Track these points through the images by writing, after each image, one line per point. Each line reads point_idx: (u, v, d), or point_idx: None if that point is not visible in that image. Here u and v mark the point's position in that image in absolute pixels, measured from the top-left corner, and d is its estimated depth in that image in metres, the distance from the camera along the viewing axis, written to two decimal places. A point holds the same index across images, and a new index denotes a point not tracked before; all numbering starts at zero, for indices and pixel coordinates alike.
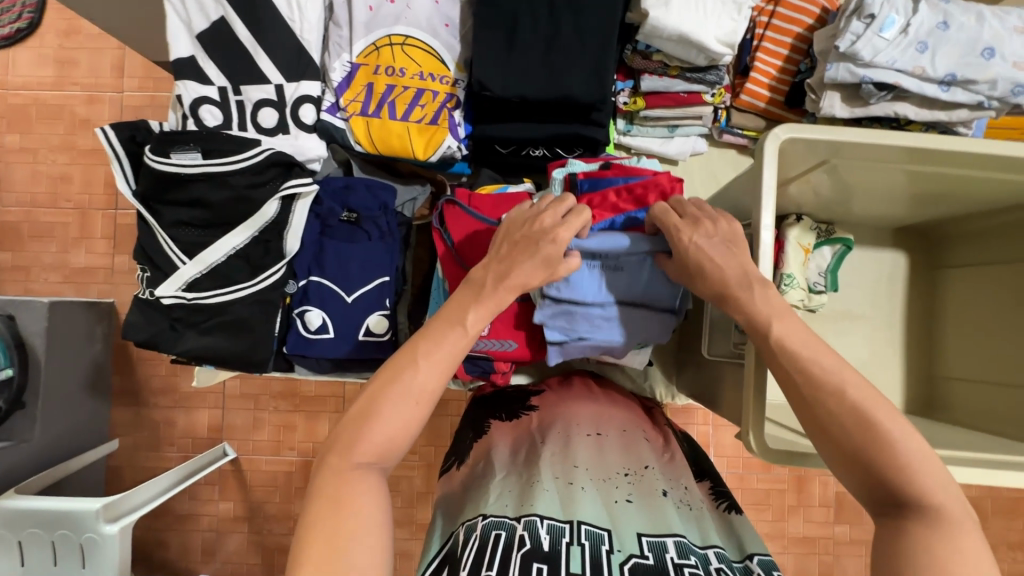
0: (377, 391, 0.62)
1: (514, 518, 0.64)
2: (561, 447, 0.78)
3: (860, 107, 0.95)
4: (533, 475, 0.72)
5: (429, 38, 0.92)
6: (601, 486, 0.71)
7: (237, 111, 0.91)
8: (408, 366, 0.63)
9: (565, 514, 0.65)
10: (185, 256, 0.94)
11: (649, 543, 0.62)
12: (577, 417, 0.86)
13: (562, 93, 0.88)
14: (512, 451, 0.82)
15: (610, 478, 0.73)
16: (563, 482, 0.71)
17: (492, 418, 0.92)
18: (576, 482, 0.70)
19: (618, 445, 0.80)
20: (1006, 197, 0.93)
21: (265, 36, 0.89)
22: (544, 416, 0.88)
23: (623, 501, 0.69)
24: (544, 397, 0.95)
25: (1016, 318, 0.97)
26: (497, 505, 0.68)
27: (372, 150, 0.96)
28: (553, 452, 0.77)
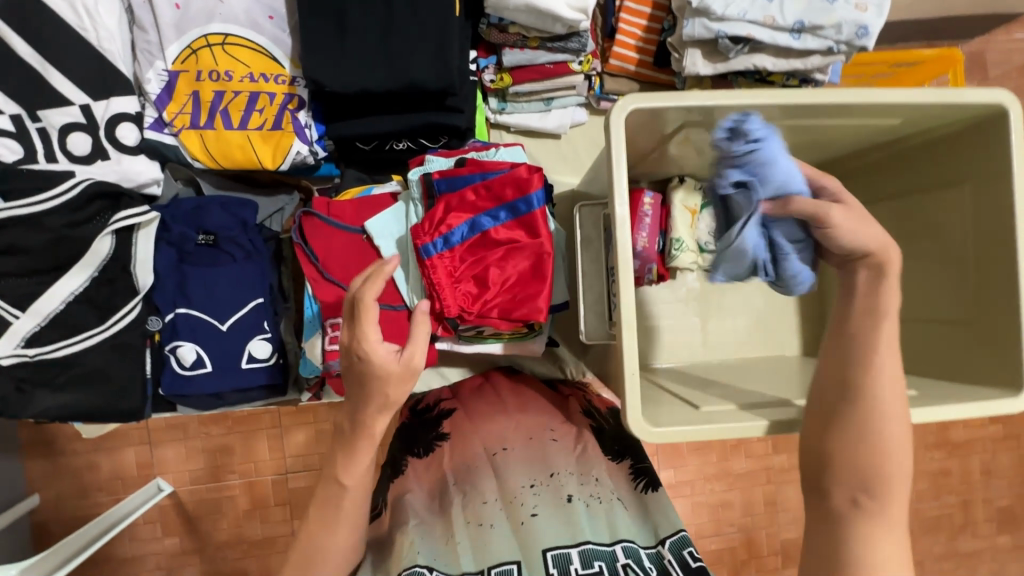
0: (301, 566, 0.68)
1: (427, 568, 0.63)
2: (470, 478, 0.76)
3: (721, 62, 0.93)
4: (445, 525, 0.70)
5: (253, 35, 0.83)
6: (509, 510, 0.71)
7: (41, 141, 0.80)
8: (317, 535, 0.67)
9: (478, 563, 0.65)
10: (16, 309, 0.83)
11: (554, 558, 0.63)
12: (487, 435, 0.83)
13: (406, 81, 0.81)
14: (428, 495, 0.77)
15: (517, 496, 0.71)
16: (474, 526, 0.69)
17: (408, 457, 0.86)
18: (486, 521, 0.69)
19: (525, 455, 0.78)
20: (870, 137, 0.93)
21: (55, 50, 0.77)
22: (456, 446, 0.83)
23: (529, 519, 0.68)
24: (455, 421, 0.90)
25: (887, 254, 1.00)
26: (412, 552, 0.66)
27: (213, 165, 0.87)
28: (462, 489, 0.75)
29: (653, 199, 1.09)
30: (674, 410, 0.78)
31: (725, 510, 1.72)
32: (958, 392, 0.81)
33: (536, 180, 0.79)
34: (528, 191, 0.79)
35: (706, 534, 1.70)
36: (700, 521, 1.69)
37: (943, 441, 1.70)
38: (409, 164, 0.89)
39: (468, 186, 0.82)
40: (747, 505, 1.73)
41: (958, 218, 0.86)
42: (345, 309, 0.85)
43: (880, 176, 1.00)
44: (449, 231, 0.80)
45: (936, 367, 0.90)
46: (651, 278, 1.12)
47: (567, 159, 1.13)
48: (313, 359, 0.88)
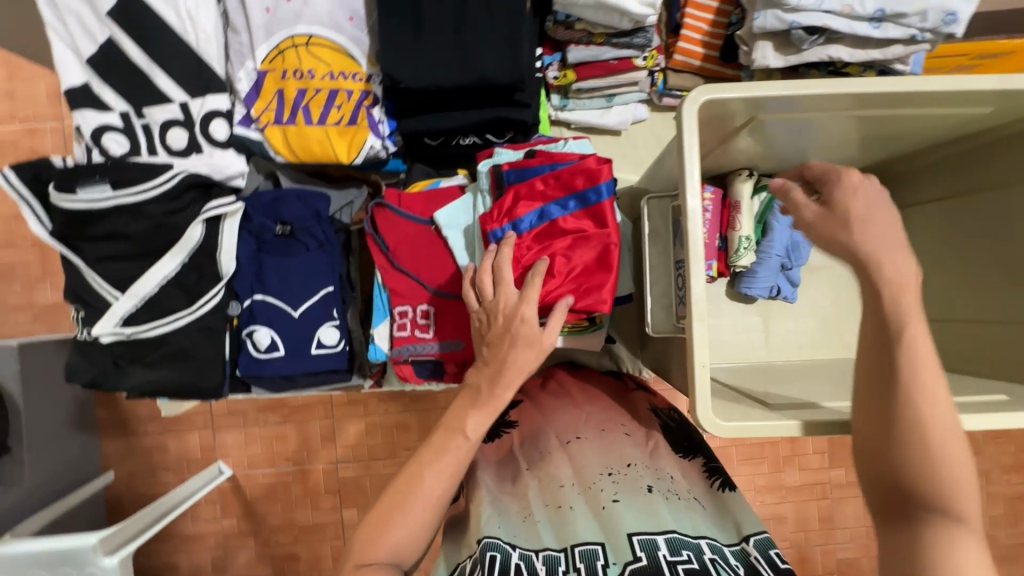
0: (392, 502, 0.67)
1: (510, 544, 0.63)
2: (546, 465, 0.75)
3: (793, 54, 0.91)
4: (521, 507, 0.70)
5: (334, 35, 0.87)
6: (587, 496, 0.69)
7: (144, 136, 0.87)
8: (412, 478, 0.68)
9: (560, 539, 0.64)
10: (116, 290, 0.91)
11: (641, 542, 0.60)
12: (557, 424, 0.83)
13: (477, 77, 0.84)
14: (497, 476, 0.77)
15: (594, 484, 0.70)
16: (553, 507, 0.68)
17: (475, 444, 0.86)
18: (565, 503, 0.68)
19: (599, 444, 0.77)
20: (950, 129, 0.90)
21: (159, 53, 0.84)
22: (526, 433, 0.84)
23: (611, 504, 0.66)
24: (522, 408, 0.90)
25: (974, 251, 0.95)
26: (490, 522, 0.67)
27: (293, 158, 0.92)
28: (535, 475, 0.75)
29: (713, 193, 1.04)
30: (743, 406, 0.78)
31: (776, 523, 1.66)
32: None
33: (605, 171, 0.80)
34: (597, 181, 0.80)
35: None
36: None
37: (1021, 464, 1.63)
38: (481, 156, 0.91)
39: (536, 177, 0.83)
40: (801, 520, 1.66)
41: None
42: (413, 297, 0.89)
43: (964, 169, 0.95)
44: (517, 218, 0.81)
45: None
46: (711, 274, 1.07)
47: (626, 156, 1.13)
48: (381, 345, 0.92)
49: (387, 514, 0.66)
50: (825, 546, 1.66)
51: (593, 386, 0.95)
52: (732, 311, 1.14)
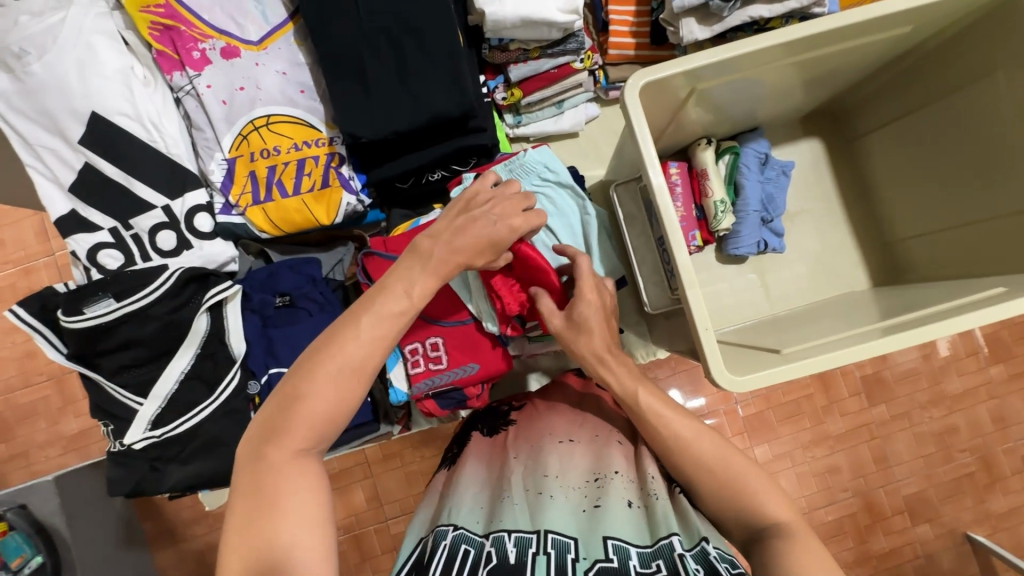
0: (317, 357, 0.64)
1: (483, 535, 0.66)
2: (536, 456, 0.78)
3: (717, 23, 0.96)
4: (504, 491, 0.73)
5: (290, 110, 0.92)
6: (569, 492, 0.71)
7: (136, 245, 0.91)
8: (343, 343, 0.64)
9: (534, 525, 0.66)
10: (139, 396, 0.94)
11: (616, 547, 0.62)
12: (552, 425, 0.83)
13: (432, 115, 0.89)
14: (486, 467, 0.81)
15: (580, 486, 0.73)
16: (533, 494, 0.71)
17: (473, 432, 0.90)
18: (544, 491, 0.70)
19: (591, 449, 0.79)
20: (882, 54, 0.94)
21: (133, 165, 0.89)
22: (521, 430, 0.85)
23: (592, 508, 0.69)
24: (525, 410, 0.92)
25: (935, 159, 0.98)
26: (468, 517, 0.69)
27: (277, 232, 0.96)
28: (523, 463, 0.77)
29: (678, 167, 1.08)
30: (758, 357, 0.81)
31: (833, 475, 1.64)
32: None
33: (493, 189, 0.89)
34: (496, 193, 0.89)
35: None
36: (811, 493, 1.62)
37: None
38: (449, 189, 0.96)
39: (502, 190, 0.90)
40: (857, 467, 1.64)
41: (999, 107, 0.85)
42: (419, 333, 0.92)
43: (908, 85, 0.99)
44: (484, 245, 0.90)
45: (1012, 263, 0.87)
46: (697, 244, 1.10)
47: (589, 154, 1.18)
48: (400, 387, 0.94)
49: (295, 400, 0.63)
50: (887, 487, 1.64)
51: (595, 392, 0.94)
52: (728, 276, 1.16)
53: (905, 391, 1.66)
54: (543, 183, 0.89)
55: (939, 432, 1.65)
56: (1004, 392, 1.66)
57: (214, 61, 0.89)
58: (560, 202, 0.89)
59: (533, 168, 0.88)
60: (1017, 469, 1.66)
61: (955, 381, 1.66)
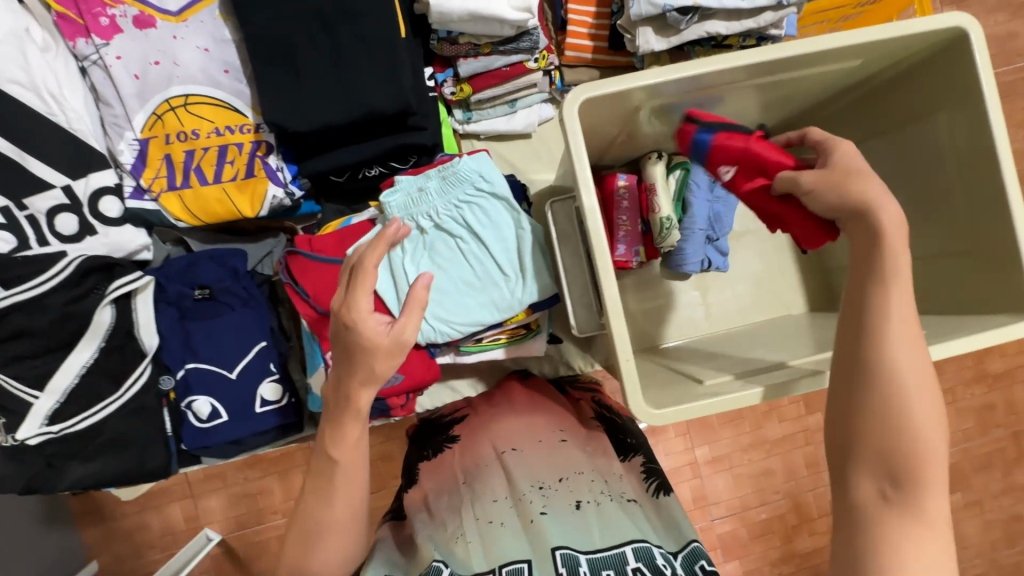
0: (316, 488, 0.67)
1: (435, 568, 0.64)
2: (481, 477, 0.79)
3: (674, 35, 0.93)
4: (456, 527, 0.72)
5: (212, 91, 0.85)
6: (518, 508, 0.72)
7: (32, 228, 0.83)
8: (327, 482, 0.67)
9: (487, 560, 0.65)
10: (35, 389, 0.86)
11: (565, 555, 0.62)
12: (499, 437, 0.86)
13: (365, 110, 0.83)
14: (438, 494, 0.81)
15: (526, 496, 0.73)
16: (484, 522, 0.71)
17: (420, 459, 0.91)
18: (495, 519, 0.71)
19: (535, 453, 0.80)
20: (835, 81, 0.92)
21: (28, 139, 0.80)
22: (467, 448, 0.87)
23: (539, 516, 0.69)
24: (468, 424, 0.94)
25: (878, 192, 0.98)
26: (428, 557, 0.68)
27: (195, 221, 0.89)
28: (472, 490, 0.78)
29: (626, 180, 1.06)
30: (679, 386, 0.80)
31: None
32: (968, 324, 0.80)
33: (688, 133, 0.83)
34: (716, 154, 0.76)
35: (751, 505, 1.58)
36: None
37: (981, 375, 1.75)
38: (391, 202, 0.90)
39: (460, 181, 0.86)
40: None
41: (940, 148, 0.85)
42: None
43: (858, 113, 0.98)
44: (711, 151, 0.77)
45: (941, 302, 0.88)
46: (640, 259, 1.09)
47: (542, 156, 1.14)
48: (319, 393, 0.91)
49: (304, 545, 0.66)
50: None
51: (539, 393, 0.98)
52: (671, 291, 1.16)
53: None
54: (476, 193, 0.85)
55: None
56: None
57: (126, 30, 0.81)
58: (493, 213, 0.85)
59: (466, 176, 0.84)
60: None
61: None
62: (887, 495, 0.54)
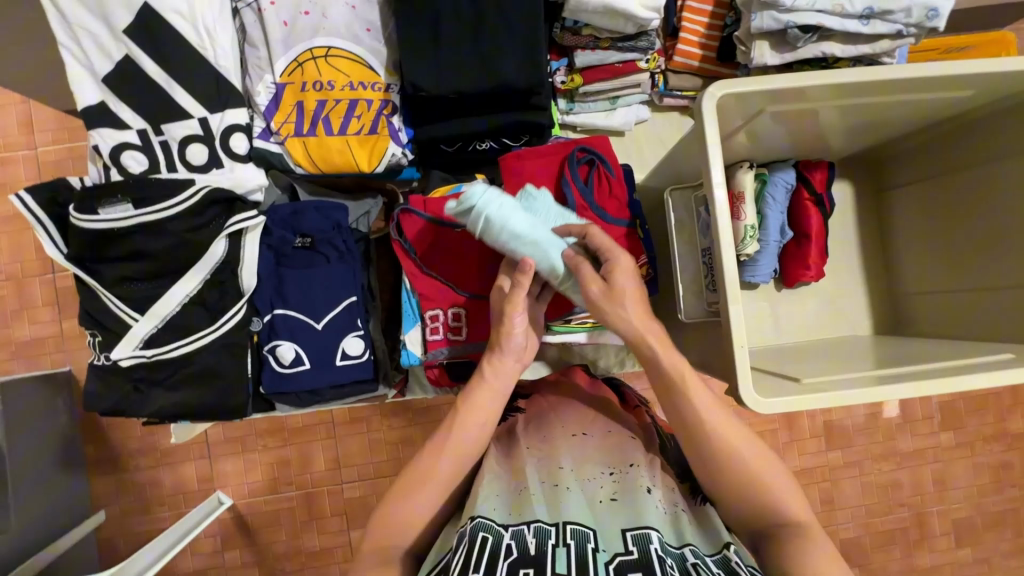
0: (410, 480, 0.73)
1: (504, 526, 0.66)
2: (549, 449, 0.80)
3: (788, 52, 0.97)
4: (520, 481, 0.74)
5: (352, 46, 0.88)
6: (585, 487, 0.72)
7: (163, 152, 0.85)
8: (431, 457, 0.75)
9: (552, 515, 0.67)
10: (135, 312, 0.89)
11: (634, 537, 0.63)
12: (565, 418, 0.87)
13: (499, 82, 0.86)
14: (500, 455, 0.82)
15: (594, 478, 0.74)
16: (549, 485, 0.72)
17: None
18: (561, 483, 0.72)
19: (604, 445, 0.80)
20: (931, 113, 0.96)
21: (177, 67, 0.83)
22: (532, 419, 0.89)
23: (607, 500, 0.70)
24: (533, 402, 0.95)
25: (958, 224, 1.01)
26: (483, 505, 0.70)
27: (313, 170, 0.92)
28: (536, 454, 0.79)
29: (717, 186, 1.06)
30: (775, 383, 0.83)
31: None
32: None
33: (815, 223, 1.11)
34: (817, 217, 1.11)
35: None
36: None
37: (1001, 433, 1.78)
38: (506, 189, 0.90)
39: (580, 165, 0.89)
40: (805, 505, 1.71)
41: None
42: (443, 301, 0.90)
43: (946, 145, 1.02)
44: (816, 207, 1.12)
45: (1008, 332, 0.91)
46: None
47: (631, 156, 1.18)
48: (413, 351, 0.91)
49: (401, 493, 0.73)
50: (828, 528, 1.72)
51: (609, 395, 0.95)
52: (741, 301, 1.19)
53: (861, 441, 1.74)
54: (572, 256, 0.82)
55: (884, 484, 1.74)
56: (949, 457, 1.77)
57: None
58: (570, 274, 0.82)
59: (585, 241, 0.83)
60: (945, 530, 1.76)
61: (907, 439, 1.75)
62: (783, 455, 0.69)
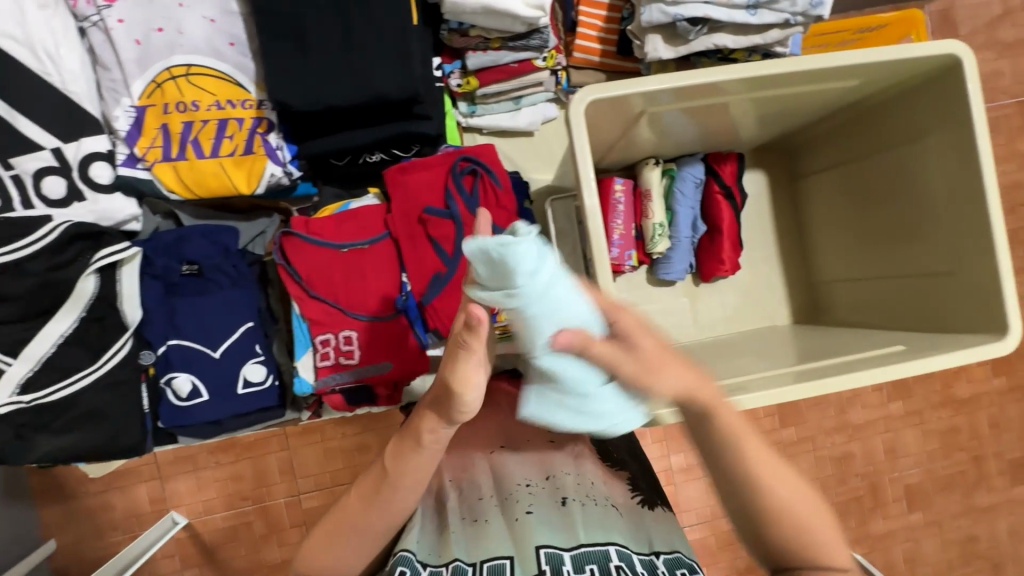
0: (334, 548, 0.69)
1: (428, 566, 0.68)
2: (469, 478, 0.79)
3: (682, 45, 0.93)
4: (444, 517, 0.75)
5: (216, 63, 0.83)
6: (505, 507, 0.74)
7: (16, 188, 0.81)
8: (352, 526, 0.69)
9: (473, 551, 0.69)
10: (7, 355, 0.83)
11: (547, 555, 0.65)
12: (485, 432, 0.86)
13: (372, 94, 0.82)
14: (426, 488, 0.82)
15: (512, 494, 0.75)
16: (470, 521, 0.73)
17: None
18: (480, 517, 0.73)
19: (522, 458, 0.81)
20: (827, 103, 0.94)
21: (18, 95, 0.78)
22: None
23: (523, 516, 0.71)
24: None
25: (865, 212, 1.00)
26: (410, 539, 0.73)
27: (188, 195, 0.87)
28: (459, 486, 0.79)
29: (624, 184, 1.05)
30: None
31: None
32: (943, 343, 0.82)
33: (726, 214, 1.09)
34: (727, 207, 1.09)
35: None
36: None
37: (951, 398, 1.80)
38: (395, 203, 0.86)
39: (463, 176, 0.86)
40: None
41: (927, 170, 0.86)
42: (333, 324, 0.87)
43: (848, 133, 1.00)
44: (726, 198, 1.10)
45: (914, 320, 0.91)
46: (632, 265, 1.07)
47: (542, 156, 1.14)
48: (306, 378, 0.88)
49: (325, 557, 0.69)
50: None
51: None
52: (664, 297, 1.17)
53: (814, 416, 1.75)
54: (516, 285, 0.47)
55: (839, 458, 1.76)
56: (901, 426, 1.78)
57: None
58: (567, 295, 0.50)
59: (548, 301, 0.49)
60: (902, 498, 1.78)
61: (859, 412, 1.76)
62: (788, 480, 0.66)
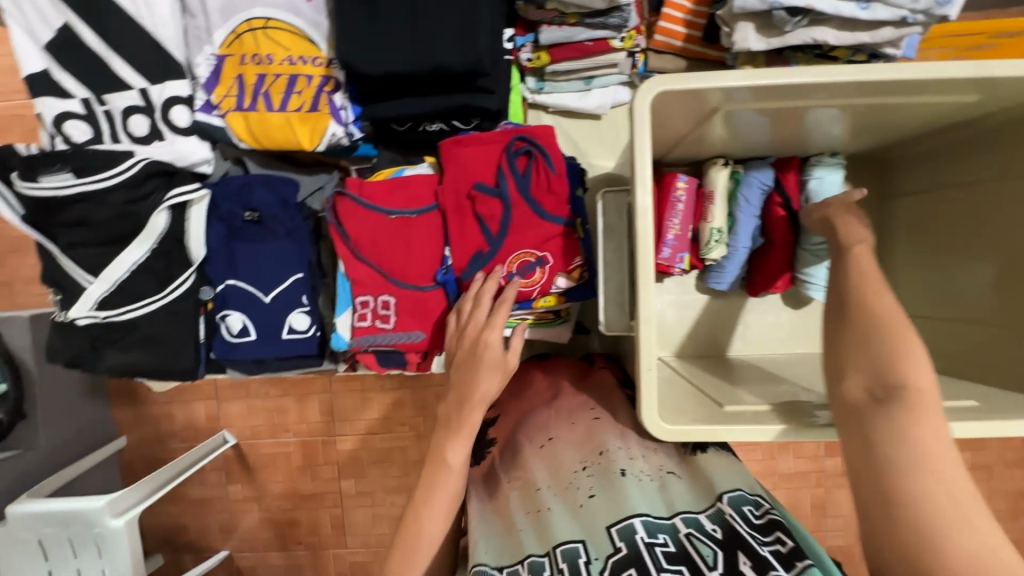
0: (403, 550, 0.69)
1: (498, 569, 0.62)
2: (520, 471, 0.74)
3: (776, 36, 0.85)
4: (507, 519, 0.68)
5: (291, 18, 0.86)
6: (563, 495, 0.67)
7: (106, 122, 0.89)
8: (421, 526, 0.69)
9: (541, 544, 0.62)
10: (89, 274, 0.92)
11: (618, 531, 0.58)
12: (531, 427, 0.81)
13: (433, 64, 0.81)
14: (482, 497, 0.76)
15: (569, 481, 0.68)
16: (530, 515, 0.66)
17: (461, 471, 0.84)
18: (542, 506, 0.66)
19: (571, 441, 0.74)
20: (941, 117, 0.82)
21: (114, 37, 0.86)
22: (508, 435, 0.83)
23: (587, 500, 0.64)
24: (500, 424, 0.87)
25: (964, 245, 0.88)
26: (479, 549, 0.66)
27: (255, 145, 0.91)
28: (514, 486, 0.73)
29: (687, 182, 0.98)
30: (697, 404, 0.76)
31: None
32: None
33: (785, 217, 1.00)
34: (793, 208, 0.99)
35: None
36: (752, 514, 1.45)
37: None
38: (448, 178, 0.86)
39: (517, 157, 0.84)
40: None
41: None
42: (374, 287, 0.90)
43: (958, 154, 0.88)
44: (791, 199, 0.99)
45: (999, 375, 0.80)
46: (682, 268, 1.01)
47: (606, 141, 1.10)
48: (342, 334, 0.93)
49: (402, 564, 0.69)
50: None
51: (558, 378, 0.92)
52: (718, 303, 1.10)
53: None
54: None
55: None
56: None
57: None
58: None
59: None
60: None
61: None
62: (873, 396, 0.53)
